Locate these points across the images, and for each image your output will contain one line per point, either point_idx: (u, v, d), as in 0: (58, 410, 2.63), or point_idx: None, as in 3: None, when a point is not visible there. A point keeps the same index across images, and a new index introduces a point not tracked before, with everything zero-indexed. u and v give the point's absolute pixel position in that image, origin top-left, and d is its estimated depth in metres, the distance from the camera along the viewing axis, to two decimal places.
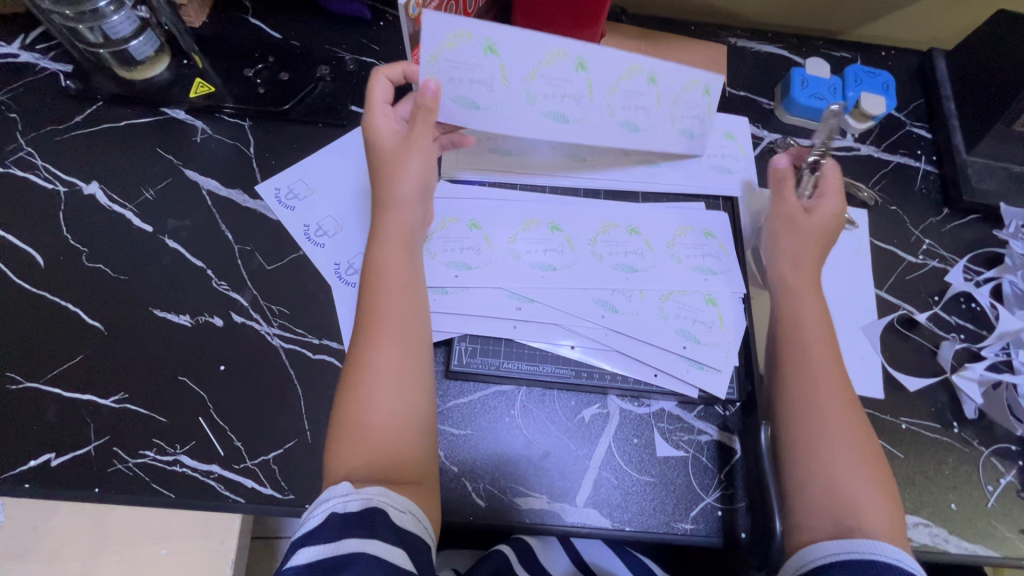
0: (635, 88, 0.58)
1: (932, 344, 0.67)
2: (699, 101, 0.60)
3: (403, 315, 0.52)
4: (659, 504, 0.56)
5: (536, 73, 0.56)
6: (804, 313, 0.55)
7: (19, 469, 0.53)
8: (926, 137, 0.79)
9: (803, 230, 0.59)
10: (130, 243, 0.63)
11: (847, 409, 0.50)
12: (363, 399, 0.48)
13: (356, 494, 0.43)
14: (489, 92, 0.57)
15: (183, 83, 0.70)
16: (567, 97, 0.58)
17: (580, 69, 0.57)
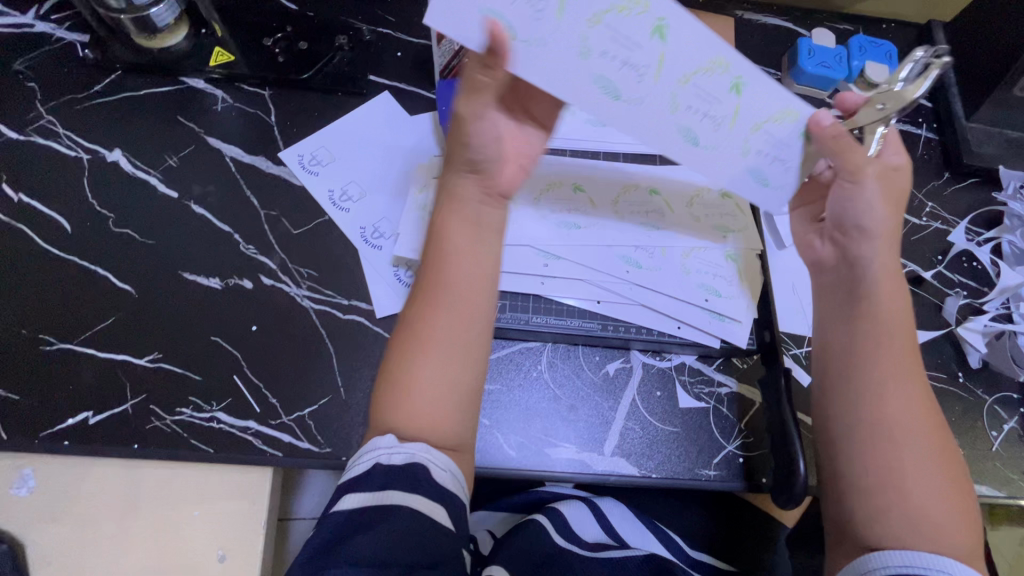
0: (712, 88, 0.48)
1: (937, 300, 0.70)
2: (720, 92, 0.48)
3: (461, 287, 0.49)
4: (683, 452, 0.58)
5: (589, 48, 0.46)
6: (890, 312, 0.50)
7: (58, 427, 0.54)
8: (928, 106, 0.81)
9: (881, 195, 0.51)
10: (156, 209, 0.63)
11: (925, 413, 0.47)
12: (419, 355, 0.47)
13: (401, 448, 0.43)
14: (535, 22, 0.45)
15: (202, 52, 0.70)
16: (629, 67, 0.47)
17: (656, 35, 0.46)
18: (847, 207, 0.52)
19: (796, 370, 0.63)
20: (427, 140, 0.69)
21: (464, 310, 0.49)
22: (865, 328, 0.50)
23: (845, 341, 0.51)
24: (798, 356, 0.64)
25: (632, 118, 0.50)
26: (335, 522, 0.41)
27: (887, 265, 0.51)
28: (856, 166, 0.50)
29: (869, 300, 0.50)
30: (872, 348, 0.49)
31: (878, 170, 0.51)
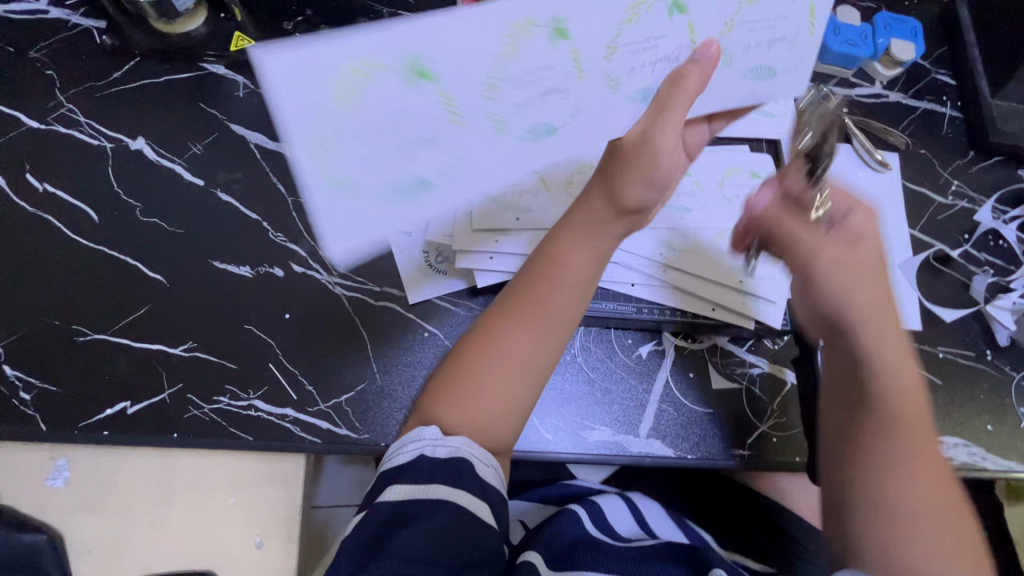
0: (647, 30, 0.41)
1: (965, 278, 0.70)
2: (656, 29, 0.41)
3: (546, 305, 0.49)
4: (718, 432, 0.59)
5: (496, 82, 0.40)
6: (891, 396, 0.46)
7: (96, 417, 0.54)
8: (950, 83, 0.80)
9: (846, 272, 0.50)
10: (183, 198, 0.63)
11: (943, 493, 0.43)
12: (475, 368, 0.48)
13: (445, 441, 0.45)
14: (438, 155, 0.42)
15: (221, 37, 0.69)
16: (552, 92, 0.43)
17: (559, 37, 0.39)
18: (818, 288, 0.51)
19: None
20: None
21: (537, 331, 0.49)
22: (865, 419, 0.46)
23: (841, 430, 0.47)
24: None
25: (601, 117, 0.47)
26: (383, 510, 0.42)
27: (886, 346, 0.48)
28: (805, 248, 0.51)
29: (863, 381, 0.47)
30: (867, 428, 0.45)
31: (840, 250, 0.50)
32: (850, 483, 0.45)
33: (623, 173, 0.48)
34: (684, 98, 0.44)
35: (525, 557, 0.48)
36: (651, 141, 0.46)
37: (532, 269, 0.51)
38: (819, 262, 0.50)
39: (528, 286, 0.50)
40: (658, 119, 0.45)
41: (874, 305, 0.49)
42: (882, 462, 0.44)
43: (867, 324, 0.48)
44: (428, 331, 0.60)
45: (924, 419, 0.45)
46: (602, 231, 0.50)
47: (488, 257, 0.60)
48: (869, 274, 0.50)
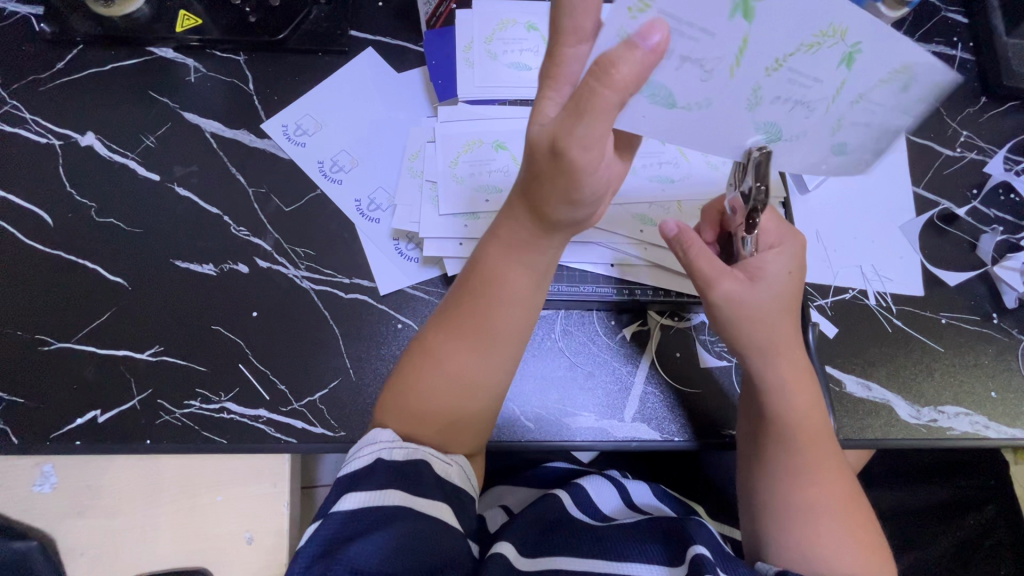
0: (889, 102, 0.35)
1: (972, 238, 0.65)
2: (890, 104, 0.35)
3: (489, 326, 0.47)
4: (704, 412, 0.57)
5: (783, 62, 0.33)
6: (793, 410, 0.48)
7: (67, 427, 0.53)
8: (962, 22, 0.73)
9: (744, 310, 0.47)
10: (139, 195, 0.60)
11: (830, 487, 0.47)
12: (431, 380, 0.47)
13: (401, 444, 0.43)
14: (702, 84, 0.34)
15: (166, 16, 0.64)
16: (799, 105, 0.35)
17: (843, 62, 0.33)
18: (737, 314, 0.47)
19: (821, 322, 0.61)
20: (419, 100, 0.64)
21: (471, 345, 0.46)
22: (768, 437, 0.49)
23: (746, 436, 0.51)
24: (823, 306, 0.61)
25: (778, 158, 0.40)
26: (346, 517, 0.39)
27: (791, 363, 0.48)
28: (703, 279, 0.47)
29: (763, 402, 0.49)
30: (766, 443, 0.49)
31: (739, 284, 0.47)
32: (756, 486, 0.49)
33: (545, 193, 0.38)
34: (614, 89, 0.31)
35: (497, 549, 0.45)
36: (564, 150, 0.34)
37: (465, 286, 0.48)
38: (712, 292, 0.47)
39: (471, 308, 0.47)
40: (573, 125, 0.33)
41: (773, 329, 0.47)
42: (777, 474, 0.48)
43: (768, 353, 0.48)
44: (401, 322, 0.57)
45: (820, 421, 0.49)
46: (535, 247, 0.45)
47: (457, 244, 0.58)
48: (781, 304, 0.47)
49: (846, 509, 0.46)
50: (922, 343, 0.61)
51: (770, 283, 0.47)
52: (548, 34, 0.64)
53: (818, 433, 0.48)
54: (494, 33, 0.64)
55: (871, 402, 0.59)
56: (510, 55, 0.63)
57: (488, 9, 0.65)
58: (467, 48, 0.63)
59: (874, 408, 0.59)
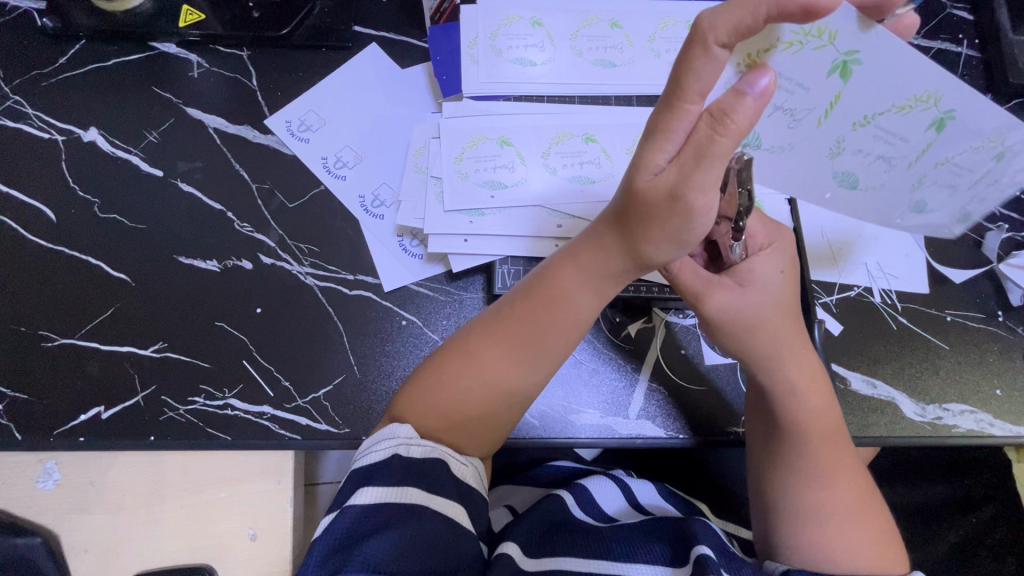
0: (969, 161, 0.44)
1: (977, 235, 0.65)
2: (974, 162, 0.44)
3: (552, 346, 0.48)
4: (710, 410, 0.57)
5: (871, 119, 0.43)
6: (805, 415, 0.48)
7: (71, 424, 0.53)
8: (968, 19, 0.73)
9: (746, 317, 0.46)
10: (141, 190, 0.60)
11: (843, 490, 0.47)
12: (453, 387, 0.47)
13: (420, 441, 0.43)
14: (789, 129, 0.45)
15: (169, 12, 0.64)
16: (882, 159, 0.46)
17: (933, 127, 0.43)
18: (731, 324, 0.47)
19: (827, 319, 0.61)
20: (422, 96, 0.64)
21: (519, 358, 0.47)
22: (778, 442, 0.49)
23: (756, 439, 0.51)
24: (828, 304, 0.61)
25: (870, 202, 0.50)
26: (353, 514, 0.38)
27: (800, 365, 0.48)
28: (692, 293, 0.47)
29: (773, 407, 0.49)
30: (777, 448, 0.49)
31: (738, 293, 0.46)
32: (767, 489, 0.49)
33: (646, 229, 0.39)
34: (731, 138, 0.33)
35: (502, 549, 0.45)
36: (684, 198, 0.35)
37: (522, 306, 0.48)
38: (712, 302, 0.46)
39: (534, 329, 0.47)
40: (694, 172, 0.34)
41: (780, 336, 0.47)
42: (789, 478, 0.48)
43: (774, 360, 0.47)
44: (406, 319, 0.57)
45: (833, 426, 0.48)
46: (606, 278, 0.45)
47: (461, 240, 0.58)
48: (781, 308, 0.47)
49: (860, 509, 0.47)
50: (927, 341, 0.61)
51: (765, 288, 0.46)
52: (552, 29, 0.64)
53: (834, 438, 0.48)
54: (499, 29, 0.64)
55: (876, 400, 0.59)
56: (515, 50, 0.63)
57: (493, 4, 0.64)
58: (472, 43, 0.63)
59: (880, 406, 0.58)
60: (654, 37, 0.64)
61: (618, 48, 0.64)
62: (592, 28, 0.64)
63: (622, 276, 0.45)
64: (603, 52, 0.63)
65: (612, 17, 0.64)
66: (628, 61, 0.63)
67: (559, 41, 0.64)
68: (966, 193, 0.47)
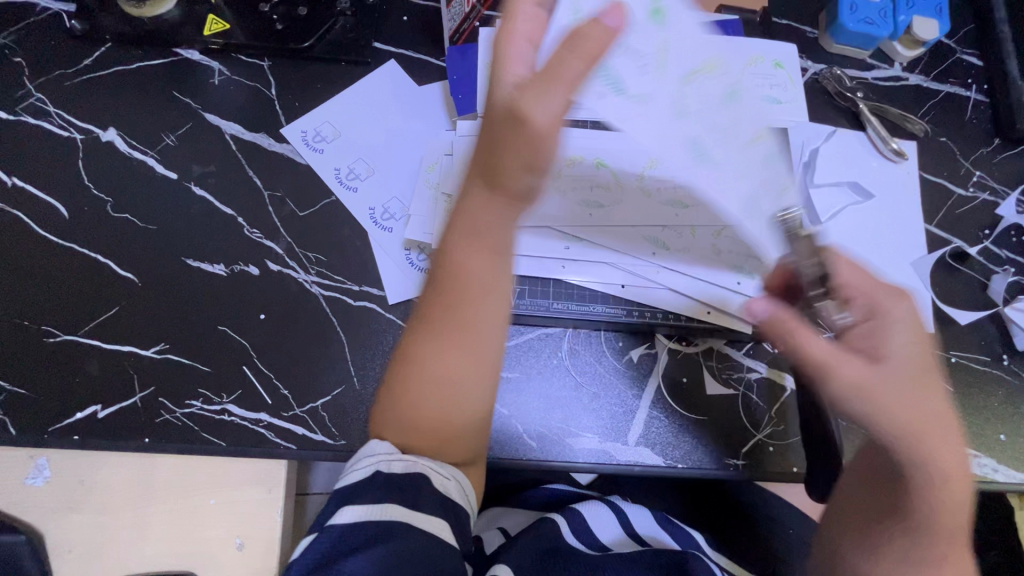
0: (804, 179, 0.58)
1: (983, 277, 0.65)
2: (806, 175, 0.58)
3: (473, 315, 0.44)
4: (710, 440, 0.56)
5: (688, 156, 0.58)
6: (931, 502, 0.43)
7: (67, 421, 0.53)
8: (976, 65, 0.74)
9: (872, 396, 0.42)
10: (154, 192, 0.60)
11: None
12: (404, 397, 0.44)
13: (403, 457, 0.42)
14: (607, 178, 0.59)
15: (195, 21, 0.65)
16: (697, 201, 0.58)
17: (725, 176, 0.58)
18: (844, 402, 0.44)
19: None
20: (438, 113, 0.65)
21: (459, 346, 0.43)
22: (890, 520, 0.45)
23: (865, 505, 0.47)
24: None
25: (723, 251, 0.58)
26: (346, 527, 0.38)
27: (954, 462, 0.43)
28: (817, 365, 0.44)
29: (903, 476, 0.44)
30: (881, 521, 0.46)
31: (860, 368, 0.43)
32: (854, 553, 0.48)
33: (501, 152, 0.41)
34: (578, 59, 0.38)
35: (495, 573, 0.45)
36: (527, 118, 0.39)
37: (435, 294, 0.45)
38: (834, 376, 0.43)
39: (455, 306, 0.44)
40: (541, 90, 0.39)
41: (919, 417, 0.42)
42: (892, 555, 0.45)
43: (903, 437, 0.42)
44: None
45: (961, 515, 0.43)
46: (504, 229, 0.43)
47: None
48: (911, 382, 0.43)
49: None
50: None
51: (899, 363, 0.43)
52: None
53: (956, 528, 0.44)
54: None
55: None
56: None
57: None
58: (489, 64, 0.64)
59: None
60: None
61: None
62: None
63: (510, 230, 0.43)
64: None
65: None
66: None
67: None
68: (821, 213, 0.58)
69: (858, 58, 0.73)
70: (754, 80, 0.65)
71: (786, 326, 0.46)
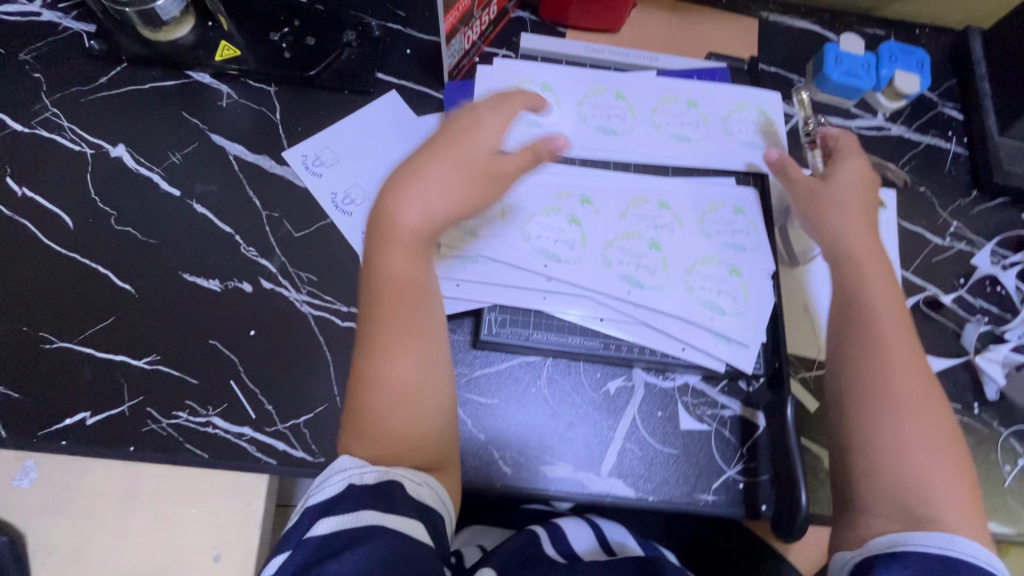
0: (725, 220, 0.64)
1: (957, 326, 0.67)
2: (731, 218, 0.64)
3: (421, 325, 0.48)
4: (682, 474, 0.57)
5: (625, 217, 0.63)
6: (880, 317, 0.51)
7: (56, 426, 0.54)
8: (957, 118, 0.77)
9: (848, 214, 0.57)
10: (158, 207, 0.63)
11: (944, 427, 0.47)
12: (364, 409, 0.46)
13: (373, 467, 0.43)
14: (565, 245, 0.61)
15: (208, 46, 0.69)
16: (642, 266, 0.61)
17: (654, 247, 0.62)
18: (835, 238, 0.57)
19: (801, 394, 0.62)
20: None
21: (411, 352, 0.47)
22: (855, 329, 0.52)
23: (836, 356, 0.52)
24: (805, 379, 0.63)
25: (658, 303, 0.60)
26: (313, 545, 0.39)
27: (892, 312, 0.52)
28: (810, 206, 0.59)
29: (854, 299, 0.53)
30: (869, 374, 0.49)
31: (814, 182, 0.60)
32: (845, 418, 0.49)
33: (456, 177, 0.48)
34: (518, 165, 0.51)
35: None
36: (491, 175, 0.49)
37: (375, 308, 0.48)
38: (816, 197, 0.59)
39: (401, 316, 0.47)
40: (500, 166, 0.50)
41: (873, 250, 0.55)
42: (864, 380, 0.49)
43: (860, 273, 0.54)
44: None
45: (901, 319, 0.52)
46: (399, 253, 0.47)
47: (453, 285, 0.59)
48: (853, 198, 0.58)
49: (952, 446, 0.47)
50: None
51: (845, 182, 0.59)
52: (561, 94, 0.67)
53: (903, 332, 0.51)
54: (511, 87, 0.67)
55: None
56: (524, 109, 0.66)
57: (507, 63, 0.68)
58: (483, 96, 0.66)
59: None
60: (655, 110, 0.68)
61: (620, 118, 0.67)
62: (599, 98, 0.68)
63: (416, 260, 0.48)
64: (607, 121, 0.67)
65: (617, 88, 0.69)
66: (629, 131, 0.67)
67: (566, 106, 0.67)
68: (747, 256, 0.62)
69: (842, 107, 0.76)
70: (739, 126, 0.68)
71: (789, 168, 0.62)
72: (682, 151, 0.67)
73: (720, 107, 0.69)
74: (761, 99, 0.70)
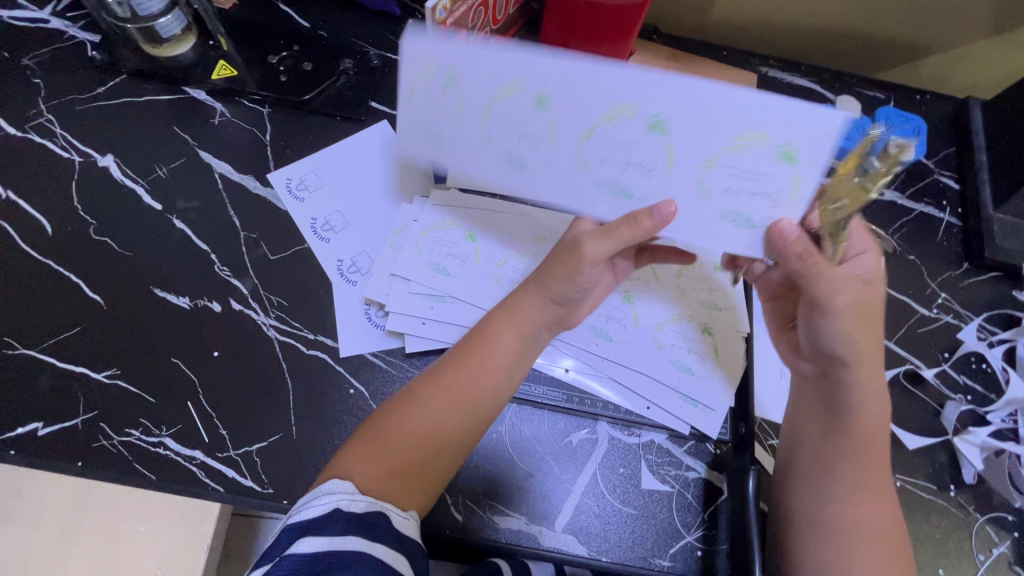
0: (703, 276, 0.64)
1: (937, 403, 0.65)
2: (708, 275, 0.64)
3: (480, 389, 0.49)
4: (638, 537, 0.55)
5: None
6: (859, 425, 0.49)
7: (7, 435, 0.54)
8: (952, 188, 0.76)
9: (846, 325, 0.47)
10: (136, 220, 0.63)
11: (887, 518, 0.47)
12: (394, 435, 0.47)
13: (363, 495, 0.43)
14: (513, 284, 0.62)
15: (206, 64, 0.70)
16: (614, 319, 0.62)
17: (628, 301, 0.63)
18: (819, 344, 0.50)
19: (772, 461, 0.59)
20: (419, 175, 0.68)
21: (458, 405, 0.48)
22: (833, 436, 0.50)
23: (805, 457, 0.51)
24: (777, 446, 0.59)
25: (627, 357, 0.61)
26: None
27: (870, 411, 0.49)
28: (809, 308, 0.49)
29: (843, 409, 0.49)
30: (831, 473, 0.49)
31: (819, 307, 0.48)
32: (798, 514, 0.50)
33: (557, 274, 0.49)
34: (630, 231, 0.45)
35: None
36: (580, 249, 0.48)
37: (451, 358, 0.51)
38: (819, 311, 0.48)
39: (466, 370, 0.49)
40: (596, 236, 0.47)
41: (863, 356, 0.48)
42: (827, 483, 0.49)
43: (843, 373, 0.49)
44: (353, 387, 0.58)
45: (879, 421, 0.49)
46: (500, 346, 0.50)
47: (419, 322, 0.60)
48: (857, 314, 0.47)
49: (897, 555, 0.46)
50: None
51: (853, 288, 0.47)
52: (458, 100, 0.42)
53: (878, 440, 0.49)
54: (411, 87, 0.41)
55: None
56: (421, 117, 0.43)
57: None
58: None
59: None
60: (589, 135, 0.41)
61: (534, 140, 0.42)
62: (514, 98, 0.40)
63: (517, 354, 0.50)
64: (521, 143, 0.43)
65: (538, 88, 0.39)
66: (546, 159, 0.43)
67: (472, 116, 0.42)
68: (721, 316, 0.63)
69: None
70: (723, 183, 0.42)
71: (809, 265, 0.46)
72: (608, 207, 0.46)
73: (702, 145, 0.40)
74: (784, 130, 0.38)
